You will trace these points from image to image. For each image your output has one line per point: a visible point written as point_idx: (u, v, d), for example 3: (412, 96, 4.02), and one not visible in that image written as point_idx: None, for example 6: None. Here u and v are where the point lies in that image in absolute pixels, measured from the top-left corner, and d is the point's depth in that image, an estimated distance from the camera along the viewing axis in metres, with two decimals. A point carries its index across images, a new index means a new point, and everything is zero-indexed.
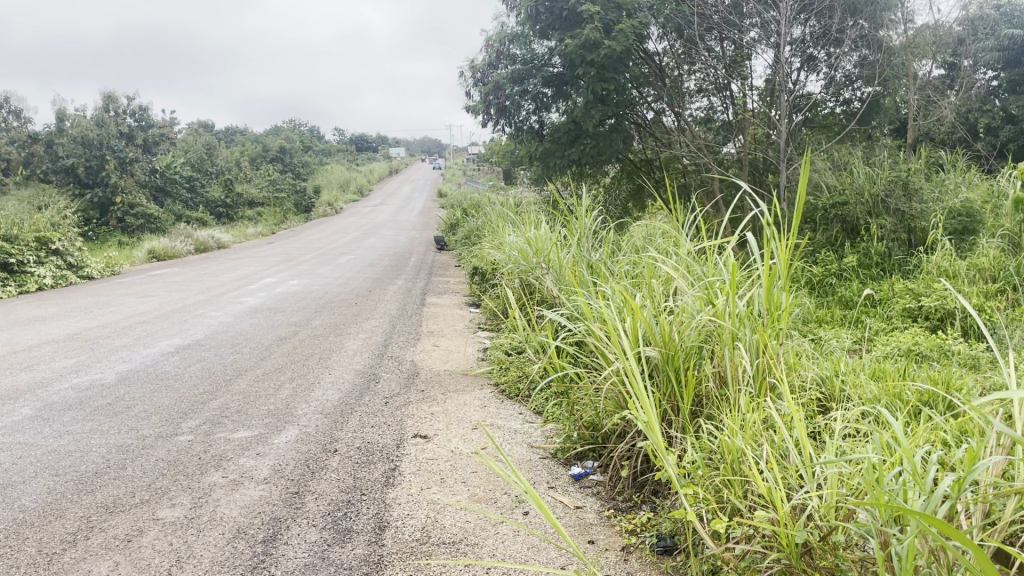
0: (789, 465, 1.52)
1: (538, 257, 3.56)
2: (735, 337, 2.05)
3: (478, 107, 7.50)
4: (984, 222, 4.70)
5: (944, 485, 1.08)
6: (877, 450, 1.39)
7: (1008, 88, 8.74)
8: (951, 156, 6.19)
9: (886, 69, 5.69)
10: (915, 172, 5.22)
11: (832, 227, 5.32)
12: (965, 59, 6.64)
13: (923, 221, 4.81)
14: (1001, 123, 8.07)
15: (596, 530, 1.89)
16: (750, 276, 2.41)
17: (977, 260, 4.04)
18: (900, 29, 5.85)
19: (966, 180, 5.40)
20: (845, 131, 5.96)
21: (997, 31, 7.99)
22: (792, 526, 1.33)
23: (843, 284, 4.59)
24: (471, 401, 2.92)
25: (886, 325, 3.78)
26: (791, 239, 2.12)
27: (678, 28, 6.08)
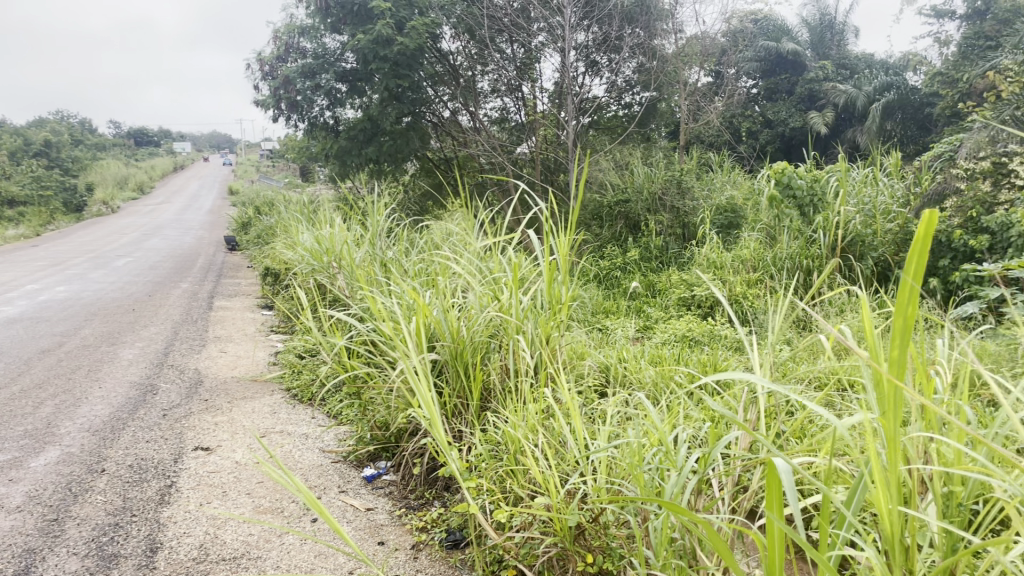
0: (566, 452, 1.59)
1: (329, 257, 3.44)
2: (519, 330, 2.13)
3: (267, 101, 7.16)
4: (746, 217, 5.18)
5: (691, 462, 1.16)
6: (642, 433, 1.48)
7: (766, 96, 9.70)
8: (718, 157, 6.78)
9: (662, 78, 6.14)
10: (687, 171, 5.66)
11: (616, 223, 5.63)
12: (728, 68, 7.26)
13: (695, 218, 5.23)
14: (761, 127, 8.89)
15: (386, 531, 1.87)
16: (535, 273, 2.51)
17: (740, 252, 4.45)
18: (671, 39, 6.34)
19: (731, 180, 5.92)
20: (626, 133, 6.31)
21: (755, 44, 8.83)
22: (565, 510, 1.39)
23: (626, 277, 4.86)
24: (260, 408, 2.79)
25: (665, 313, 4.06)
26: (569, 235, 2.25)
27: (469, 29, 6.17)
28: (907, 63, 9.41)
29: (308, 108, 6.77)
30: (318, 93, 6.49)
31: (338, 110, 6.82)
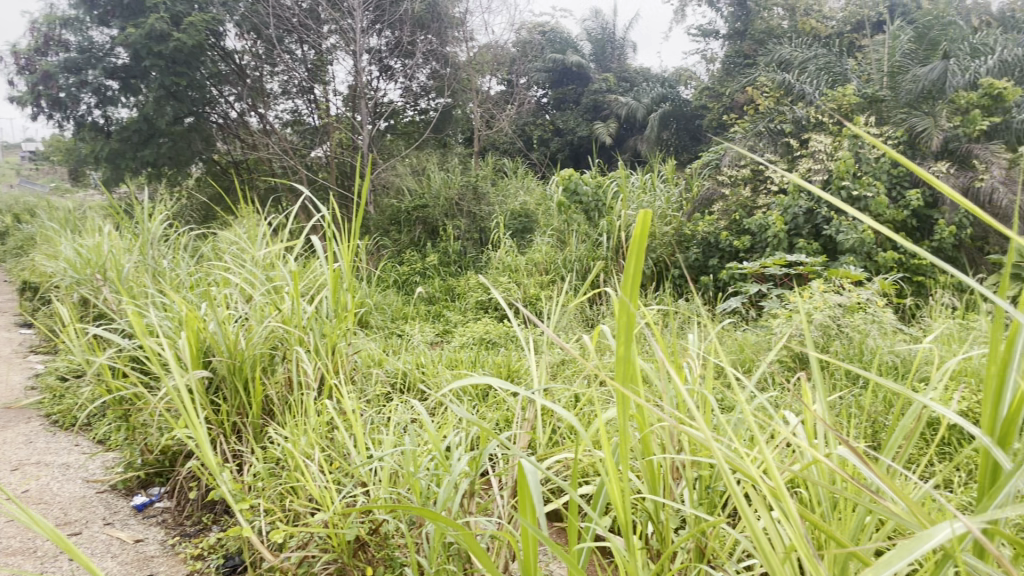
0: (344, 465, 1.55)
1: (93, 267, 3.14)
2: (301, 341, 2.06)
3: (23, 97, 6.45)
4: (538, 221, 5.38)
5: (459, 467, 1.17)
6: (420, 441, 1.48)
7: (555, 105, 10.09)
8: (512, 163, 6.98)
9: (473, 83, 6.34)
10: (482, 178, 5.81)
11: (414, 228, 5.59)
12: (518, 78, 7.51)
13: (490, 223, 5.35)
14: (552, 135, 9.24)
15: (157, 562, 1.73)
16: (319, 283, 2.45)
17: (533, 256, 4.55)
18: (462, 47, 6.42)
19: (525, 186, 6.13)
20: (422, 138, 6.30)
21: (544, 55, 9.20)
22: (343, 525, 1.36)
23: (424, 281, 4.86)
24: (12, 439, 2.50)
25: (464, 316, 4.11)
26: (352, 243, 2.23)
27: (256, 28, 5.92)
28: (678, 77, 10.20)
29: (73, 107, 6.16)
30: (84, 90, 5.96)
31: (109, 110, 6.25)
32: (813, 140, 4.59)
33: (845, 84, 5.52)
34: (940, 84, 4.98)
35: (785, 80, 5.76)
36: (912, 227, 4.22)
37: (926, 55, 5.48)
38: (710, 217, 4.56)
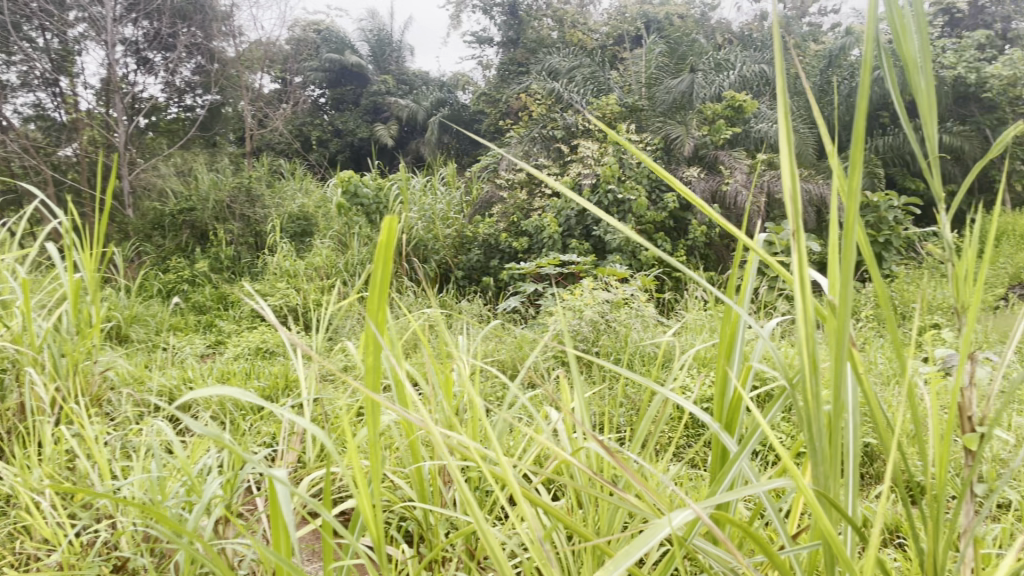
0: (86, 497, 1.39)
1: None
2: (35, 362, 1.84)
3: None
4: (317, 224, 5.31)
5: (212, 493, 1.08)
6: (174, 464, 1.35)
7: (332, 107, 9.85)
8: (290, 165, 6.88)
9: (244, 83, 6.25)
10: (255, 180, 5.60)
11: (181, 234, 5.12)
12: (291, 75, 7.48)
13: (266, 226, 5.13)
14: (330, 136, 9.01)
15: None
16: (58, 297, 2.22)
17: (312, 260, 4.34)
18: (230, 43, 6.19)
19: (304, 188, 6.07)
20: (186, 137, 5.85)
21: (320, 56, 8.96)
22: (82, 566, 1.22)
23: (195, 288, 4.52)
24: None
25: (238, 326, 3.88)
26: (99, 251, 2.04)
27: None
28: (455, 81, 10.38)
29: None
30: None
31: None
32: (582, 145, 4.82)
33: (608, 94, 5.88)
34: (690, 96, 5.47)
35: (555, 88, 6.02)
36: (670, 227, 4.58)
37: (677, 69, 5.96)
38: (489, 219, 4.69)
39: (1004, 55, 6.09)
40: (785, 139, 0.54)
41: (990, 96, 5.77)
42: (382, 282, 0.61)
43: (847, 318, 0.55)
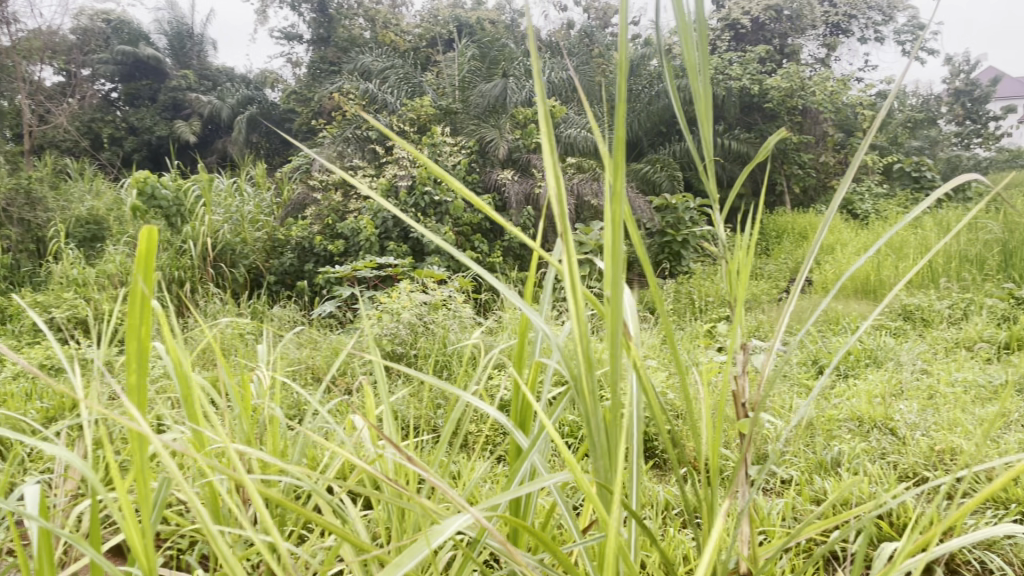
0: None
1: None
2: None
3: None
4: (110, 229, 4.90)
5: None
6: None
7: (126, 102, 9.14)
8: (77, 165, 6.32)
9: (20, 75, 5.70)
10: (36, 181, 5.07)
11: None
12: (77, 67, 6.89)
13: (50, 231, 4.67)
14: (125, 133, 8.35)
15: None
16: None
17: (105, 266, 4.00)
18: (3, 30, 5.45)
19: (92, 189, 5.60)
20: None
21: (111, 48, 8.31)
22: None
23: None
24: None
25: (18, 341, 3.50)
26: None
27: None
28: (263, 79, 9.98)
29: None
30: None
31: None
32: (397, 147, 4.77)
33: (422, 96, 5.87)
34: (503, 100, 5.57)
35: (368, 89, 5.93)
36: (486, 228, 4.64)
37: (489, 73, 6.04)
38: (302, 221, 4.54)
39: (781, 69, 6.70)
40: (557, 143, 0.55)
41: (771, 106, 6.31)
42: (142, 298, 0.54)
43: (618, 314, 0.57)
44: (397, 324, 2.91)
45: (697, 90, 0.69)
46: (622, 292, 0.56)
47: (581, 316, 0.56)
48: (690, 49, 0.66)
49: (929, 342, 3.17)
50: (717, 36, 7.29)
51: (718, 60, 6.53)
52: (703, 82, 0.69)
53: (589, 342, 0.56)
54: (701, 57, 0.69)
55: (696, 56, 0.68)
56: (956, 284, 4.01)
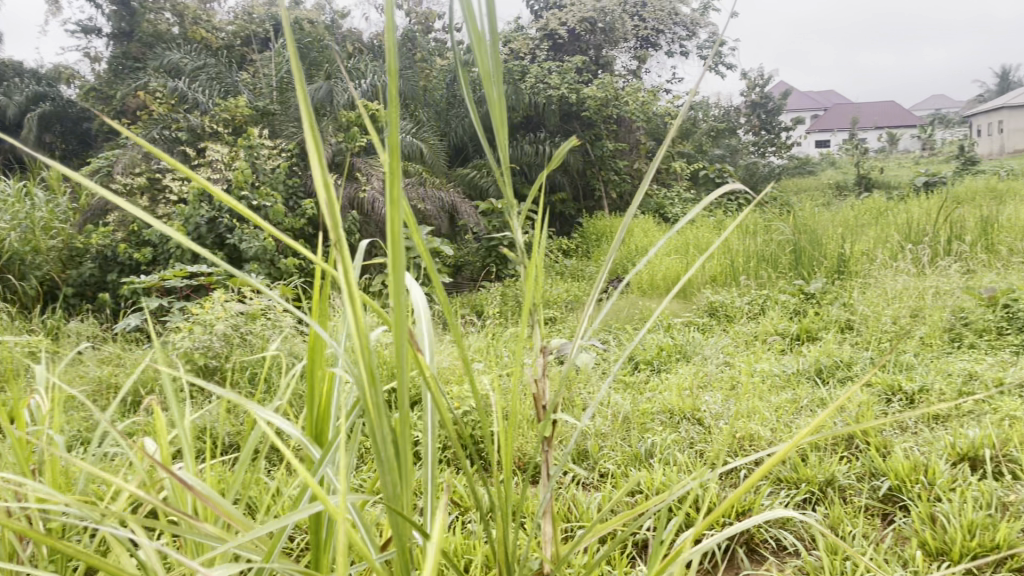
0: None
1: None
2: None
3: None
4: None
5: None
6: None
7: None
8: None
9: None
10: None
11: None
12: None
13: None
14: None
15: None
16: None
17: None
18: None
19: None
20: None
21: None
22: None
23: None
24: None
25: None
26: None
27: None
28: (55, 74, 9.14)
29: None
30: None
31: None
32: (210, 149, 4.51)
33: (237, 96, 5.60)
34: (324, 102, 5.42)
35: (177, 87, 5.58)
36: (308, 233, 4.50)
37: (309, 74, 5.86)
38: (104, 228, 4.19)
39: (597, 80, 6.97)
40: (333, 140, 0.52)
41: (588, 115, 6.55)
42: None
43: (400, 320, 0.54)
44: (211, 334, 2.75)
45: (491, 100, 0.68)
46: (403, 298, 0.53)
47: (361, 324, 0.53)
48: (483, 56, 0.65)
49: (732, 336, 3.39)
50: (536, 45, 7.47)
51: (537, 68, 6.69)
52: (496, 92, 0.69)
53: (369, 355, 0.53)
54: (495, 66, 0.69)
55: (489, 65, 0.67)
56: (755, 281, 4.33)
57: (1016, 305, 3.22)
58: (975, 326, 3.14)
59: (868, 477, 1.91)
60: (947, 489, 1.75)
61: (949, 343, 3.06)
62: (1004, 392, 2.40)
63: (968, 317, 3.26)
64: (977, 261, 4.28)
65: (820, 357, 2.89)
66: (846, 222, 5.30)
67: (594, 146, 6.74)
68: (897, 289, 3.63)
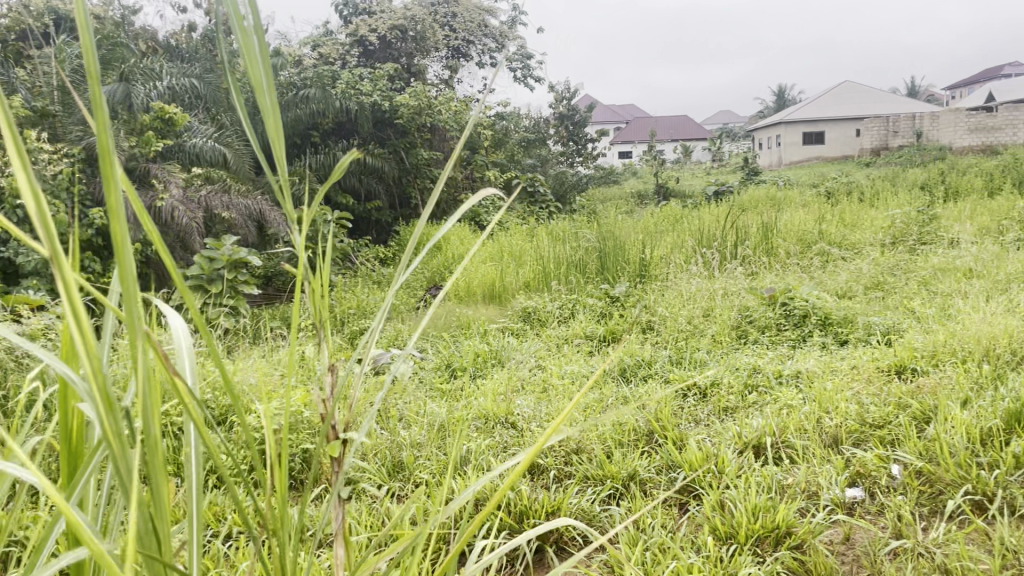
0: None
1: None
2: None
3: None
4: None
5: None
6: None
7: None
8: None
9: None
10: None
11: None
12: None
13: None
14: None
15: None
16: None
17: None
18: None
19: None
20: None
21: None
22: None
23: None
24: None
25: None
26: None
27: None
28: None
29: None
30: None
31: None
32: None
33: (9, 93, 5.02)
34: None
35: None
36: (98, 246, 4.13)
37: None
38: None
39: (409, 88, 6.94)
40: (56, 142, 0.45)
41: (401, 123, 6.51)
42: None
43: (141, 345, 0.49)
44: None
45: (266, 111, 0.63)
46: (141, 321, 0.48)
47: (90, 353, 0.47)
48: (254, 65, 0.60)
49: (543, 340, 3.48)
50: (346, 51, 7.32)
51: (348, 74, 6.55)
52: (272, 104, 0.64)
53: (101, 385, 0.47)
54: (267, 76, 0.63)
55: (260, 74, 0.62)
56: (565, 286, 4.44)
57: (791, 302, 3.54)
58: (758, 324, 3.42)
59: (665, 469, 2.01)
60: (734, 476, 1.88)
61: (736, 340, 3.31)
62: (782, 383, 2.62)
63: (752, 314, 3.54)
64: (759, 263, 4.68)
65: (624, 357, 3.03)
66: (646, 228, 5.61)
67: (408, 153, 6.71)
68: (691, 291, 3.89)
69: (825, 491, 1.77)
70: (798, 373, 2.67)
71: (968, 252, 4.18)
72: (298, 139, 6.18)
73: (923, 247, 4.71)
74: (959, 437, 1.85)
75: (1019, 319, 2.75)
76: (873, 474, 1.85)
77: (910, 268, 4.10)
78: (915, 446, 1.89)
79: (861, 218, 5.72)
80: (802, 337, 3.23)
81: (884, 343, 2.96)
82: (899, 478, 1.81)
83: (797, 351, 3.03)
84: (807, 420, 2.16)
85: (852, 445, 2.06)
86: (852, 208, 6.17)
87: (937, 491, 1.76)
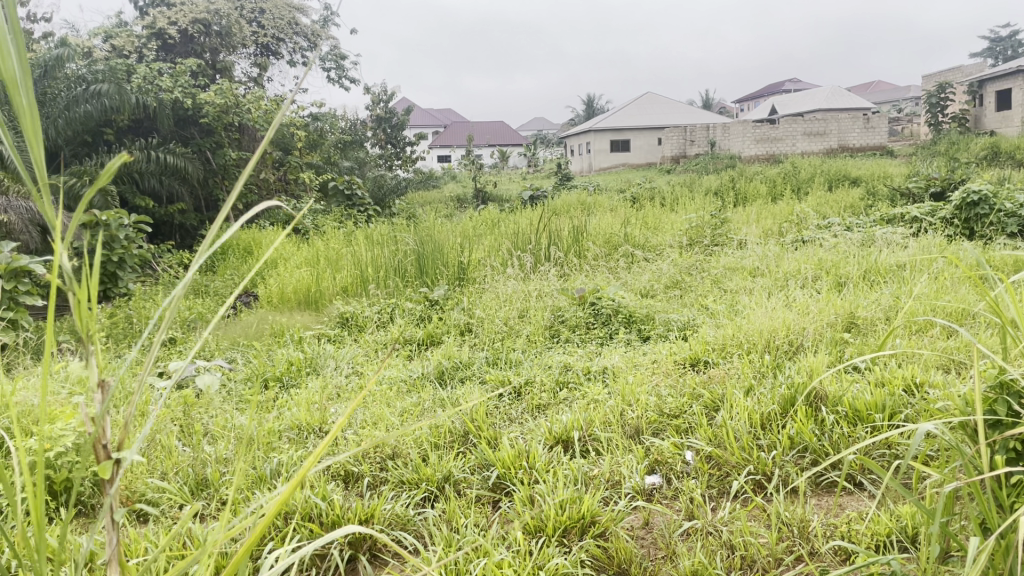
0: None
1: None
2: None
3: None
4: None
5: None
6: None
7: None
8: None
9: None
10: None
11: None
12: None
13: None
14: None
15: None
16: None
17: None
18: None
19: None
20: None
21: None
22: None
23: None
24: None
25: None
26: None
27: None
28: None
29: None
30: None
31: None
32: None
33: None
34: None
35: None
36: None
37: None
38: None
39: (213, 84, 6.60)
40: None
41: (206, 121, 6.19)
42: None
43: None
44: None
45: (22, 112, 0.57)
46: None
47: None
48: (6, 63, 0.54)
49: (360, 346, 3.43)
50: (143, 44, 6.83)
51: (144, 68, 6.12)
52: (28, 102, 0.57)
53: None
54: (25, 78, 0.57)
55: (15, 68, 0.56)
56: (383, 290, 4.38)
57: (599, 302, 3.70)
58: (569, 323, 3.54)
59: (479, 469, 2.04)
60: (544, 471, 1.94)
61: (549, 339, 3.42)
62: (590, 379, 2.74)
63: (564, 314, 3.67)
64: (570, 265, 4.87)
65: (441, 360, 3.04)
66: (464, 232, 5.67)
67: (215, 154, 6.41)
68: (507, 293, 3.98)
69: (627, 479, 1.87)
70: (605, 369, 2.80)
71: (754, 252, 4.56)
72: (89, 137, 5.68)
73: (716, 248, 5.10)
74: (742, 423, 2.01)
75: (795, 311, 3.04)
76: (669, 461, 1.97)
77: (705, 268, 4.42)
78: (706, 432, 2.04)
79: (663, 221, 6.09)
80: (609, 335, 3.40)
81: (682, 337, 3.17)
82: (692, 463, 1.94)
83: (604, 347, 3.18)
84: (611, 413, 2.27)
85: (651, 435, 2.18)
86: (654, 211, 6.56)
87: (725, 473, 1.90)
